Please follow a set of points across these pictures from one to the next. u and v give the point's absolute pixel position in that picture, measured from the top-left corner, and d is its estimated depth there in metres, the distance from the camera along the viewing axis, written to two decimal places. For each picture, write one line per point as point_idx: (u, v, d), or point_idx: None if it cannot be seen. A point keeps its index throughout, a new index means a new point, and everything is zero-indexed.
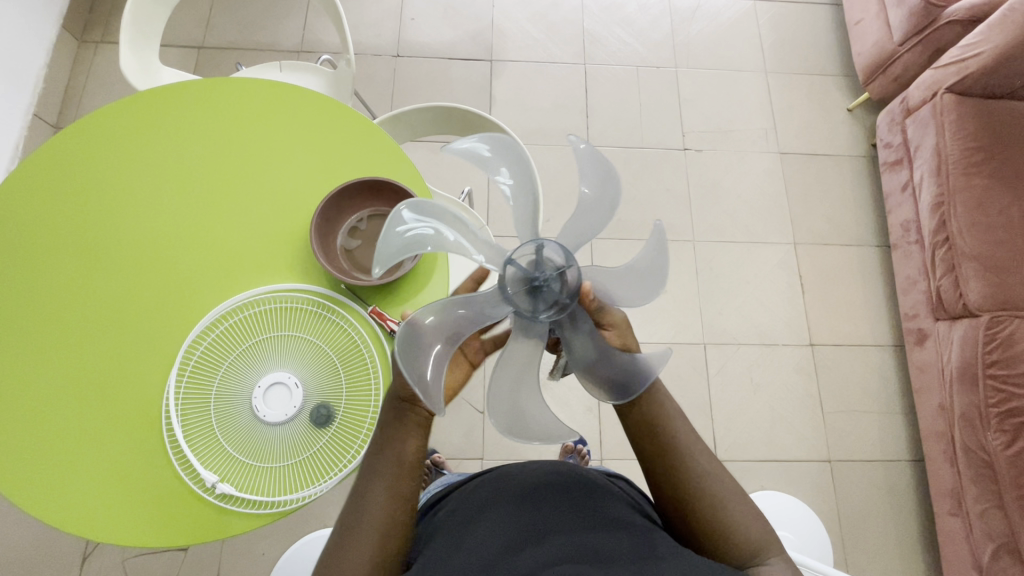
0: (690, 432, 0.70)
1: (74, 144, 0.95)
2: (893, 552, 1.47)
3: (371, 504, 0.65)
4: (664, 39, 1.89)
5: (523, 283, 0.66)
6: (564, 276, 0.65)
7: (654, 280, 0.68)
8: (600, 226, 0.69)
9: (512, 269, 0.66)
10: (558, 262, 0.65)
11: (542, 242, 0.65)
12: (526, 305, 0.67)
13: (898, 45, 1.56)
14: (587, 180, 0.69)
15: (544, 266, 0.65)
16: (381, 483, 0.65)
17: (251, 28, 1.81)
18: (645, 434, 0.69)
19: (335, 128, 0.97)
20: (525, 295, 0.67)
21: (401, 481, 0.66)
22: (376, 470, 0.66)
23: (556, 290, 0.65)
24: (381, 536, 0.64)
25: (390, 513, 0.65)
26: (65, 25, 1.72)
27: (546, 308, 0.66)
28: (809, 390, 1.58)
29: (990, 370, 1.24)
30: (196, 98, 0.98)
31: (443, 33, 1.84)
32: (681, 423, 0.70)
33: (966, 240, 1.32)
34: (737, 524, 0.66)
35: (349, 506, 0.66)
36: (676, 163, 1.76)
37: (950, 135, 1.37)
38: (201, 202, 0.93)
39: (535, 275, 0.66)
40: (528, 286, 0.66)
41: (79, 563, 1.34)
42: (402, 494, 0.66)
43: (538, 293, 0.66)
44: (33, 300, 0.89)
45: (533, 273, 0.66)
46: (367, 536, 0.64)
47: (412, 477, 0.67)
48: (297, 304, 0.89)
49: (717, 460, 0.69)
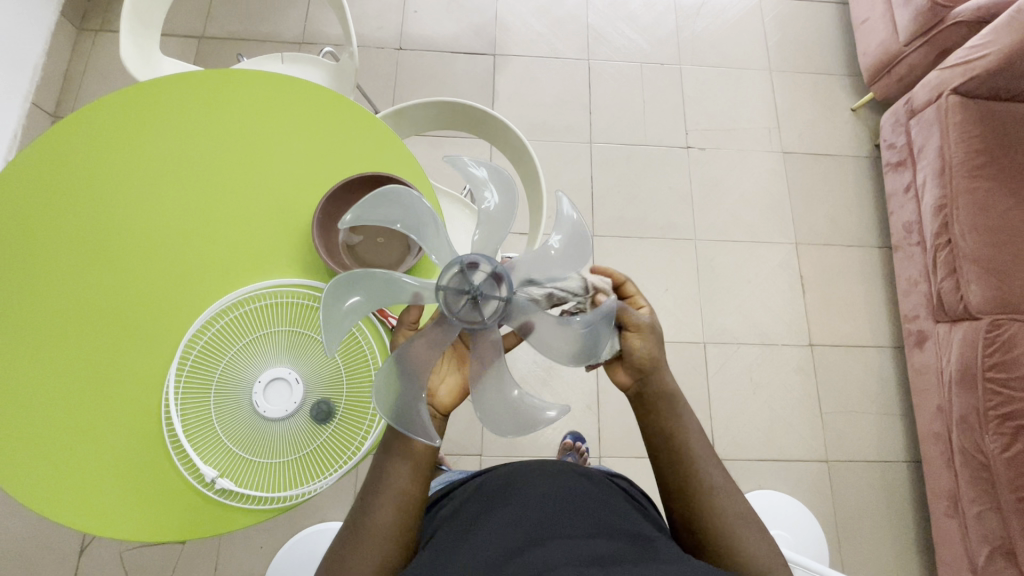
0: (702, 442, 0.71)
1: (74, 134, 0.94)
2: (888, 551, 1.48)
3: (379, 505, 0.66)
4: (669, 35, 1.88)
5: (462, 296, 0.65)
6: (497, 275, 0.65)
7: (577, 247, 0.67)
8: (510, 219, 0.69)
9: (444, 294, 0.65)
10: (484, 266, 0.65)
11: (460, 257, 0.64)
12: (471, 315, 0.66)
13: (904, 45, 1.55)
14: (479, 185, 0.68)
15: (472, 274, 0.65)
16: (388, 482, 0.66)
17: (252, 18, 1.79)
18: (661, 438, 0.70)
19: (339, 124, 0.96)
20: (469, 312, 0.66)
21: (409, 483, 0.67)
22: (385, 472, 0.67)
23: (490, 292, 0.65)
24: (388, 537, 0.65)
25: (397, 515, 0.66)
26: (63, 13, 1.70)
27: (489, 312, 0.66)
28: (808, 391, 1.58)
29: (990, 372, 1.24)
30: (198, 91, 0.96)
31: (446, 26, 1.83)
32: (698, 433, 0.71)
33: (969, 242, 1.32)
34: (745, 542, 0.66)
35: (358, 506, 0.67)
36: (679, 160, 1.76)
37: (955, 137, 1.37)
38: (202, 195, 0.92)
39: (470, 287, 0.65)
40: (468, 297, 0.65)
41: (76, 555, 1.34)
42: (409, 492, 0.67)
43: (477, 301, 0.65)
44: (32, 291, 0.88)
45: (468, 287, 0.65)
46: (375, 537, 0.64)
47: (421, 481, 0.67)
48: (297, 299, 0.89)
49: (727, 475, 0.70)
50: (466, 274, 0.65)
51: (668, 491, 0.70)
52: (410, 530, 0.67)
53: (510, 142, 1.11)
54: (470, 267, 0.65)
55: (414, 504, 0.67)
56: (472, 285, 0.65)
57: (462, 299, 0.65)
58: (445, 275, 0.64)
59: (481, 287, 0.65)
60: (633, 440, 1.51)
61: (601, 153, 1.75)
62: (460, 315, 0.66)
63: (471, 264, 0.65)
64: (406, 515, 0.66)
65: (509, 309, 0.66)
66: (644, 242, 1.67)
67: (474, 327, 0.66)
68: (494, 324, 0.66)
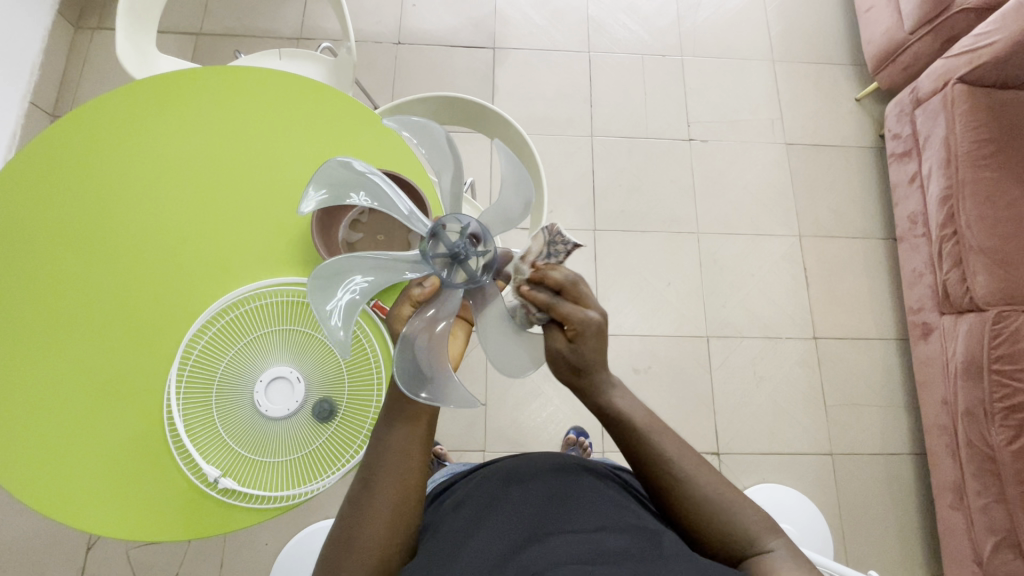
0: (679, 446, 0.68)
1: (73, 134, 0.93)
2: (893, 544, 1.48)
3: (383, 484, 0.64)
4: (670, 26, 1.86)
5: (447, 260, 0.59)
6: (474, 235, 0.59)
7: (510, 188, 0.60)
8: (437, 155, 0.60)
9: (428, 262, 0.60)
10: (454, 226, 0.58)
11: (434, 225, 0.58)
12: (462, 279, 0.61)
13: (909, 33, 1.53)
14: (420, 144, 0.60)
15: (449, 240, 0.58)
16: (383, 469, 0.64)
17: (250, 14, 1.78)
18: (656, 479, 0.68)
19: (338, 122, 0.96)
20: (461, 276, 0.60)
21: (412, 459, 0.65)
22: (384, 447, 0.65)
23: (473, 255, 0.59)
24: (394, 514, 0.64)
25: (401, 491, 0.64)
26: (60, 11, 1.69)
27: (477, 272, 0.60)
28: (812, 384, 1.57)
29: (996, 365, 1.23)
30: (196, 89, 0.96)
31: (445, 19, 1.81)
32: (694, 461, 0.67)
33: (975, 233, 1.30)
34: (773, 563, 0.61)
35: (355, 493, 0.64)
36: (681, 153, 1.74)
37: (961, 126, 1.35)
38: (200, 193, 0.92)
39: (449, 252, 0.59)
40: (451, 260, 0.59)
41: (83, 552, 1.35)
42: (409, 479, 0.65)
43: (463, 264, 0.59)
44: (34, 290, 0.88)
45: (447, 254, 0.59)
46: (377, 516, 0.63)
47: (420, 458, 0.66)
48: (298, 297, 0.88)
49: (710, 465, 0.68)
50: (440, 239, 0.59)
51: (673, 517, 0.68)
52: (412, 510, 0.66)
53: (509, 137, 1.10)
54: (440, 230, 0.58)
55: (414, 489, 0.66)
56: (449, 249, 0.59)
57: (442, 264, 0.60)
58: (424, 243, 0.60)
59: (461, 246, 0.58)
60: None
61: (602, 146, 1.73)
62: (450, 280, 0.61)
63: (441, 228, 0.58)
64: (404, 502, 0.65)
65: (493, 260, 0.61)
66: (646, 236, 1.66)
67: (469, 289, 0.61)
68: (486, 282, 0.61)
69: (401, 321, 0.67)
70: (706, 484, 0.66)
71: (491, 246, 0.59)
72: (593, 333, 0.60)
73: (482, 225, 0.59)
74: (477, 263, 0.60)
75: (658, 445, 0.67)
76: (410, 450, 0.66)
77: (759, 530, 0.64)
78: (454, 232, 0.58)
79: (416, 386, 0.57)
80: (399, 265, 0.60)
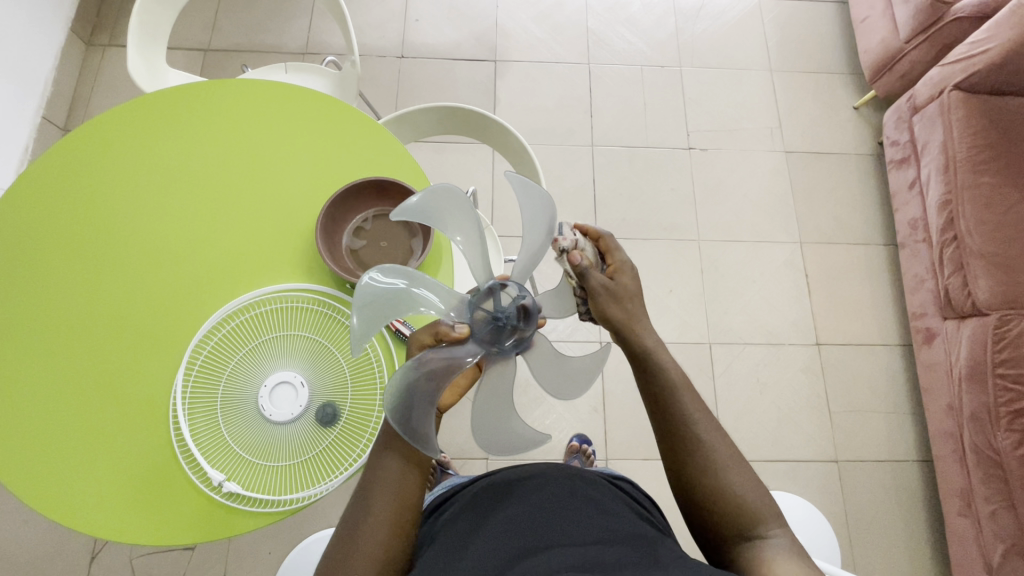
0: (705, 414, 0.69)
1: (85, 147, 0.96)
2: (901, 553, 1.46)
3: (379, 498, 0.65)
4: (669, 38, 1.89)
5: (489, 318, 0.65)
6: (524, 308, 0.66)
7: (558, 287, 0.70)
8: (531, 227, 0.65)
9: (472, 310, 0.65)
10: (511, 292, 0.66)
11: (496, 283, 0.65)
12: (490, 340, 0.65)
13: (905, 42, 1.55)
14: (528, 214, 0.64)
15: (501, 303, 0.65)
16: (383, 484, 0.66)
17: (256, 30, 1.82)
18: (674, 446, 0.68)
19: (345, 132, 0.98)
20: (490, 336, 0.65)
21: (411, 475, 0.67)
22: (383, 462, 0.67)
23: (514, 323, 0.66)
24: (391, 527, 0.65)
25: (397, 510, 0.65)
26: (72, 29, 1.74)
27: (509, 339, 0.66)
28: (816, 391, 1.57)
29: (999, 369, 1.23)
30: (205, 101, 0.98)
31: (447, 34, 1.85)
32: (716, 435, 0.68)
33: (975, 238, 1.31)
34: (771, 548, 0.62)
35: (354, 506, 0.66)
36: (681, 162, 1.76)
37: (958, 133, 1.36)
38: (208, 202, 0.94)
39: (493, 313, 0.65)
40: (492, 322, 0.65)
41: (87, 563, 1.35)
42: (409, 494, 0.67)
43: (501, 329, 0.65)
44: (43, 298, 0.90)
45: (492, 314, 0.65)
46: (375, 530, 0.64)
47: (419, 475, 0.68)
48: (301, 304, 0.90)
49: (726, 437, 0.68)
50: (494, 296, 0.65)
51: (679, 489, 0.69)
52: (410, 527, 0.67)
53: (510, 146, 1.12)
54: (499, 290, 0.65)
55: (412, 503, 0.67)
56: (493, 310, 0.65)
57: (481, 317, 0.65)
58: (476, 292, 0.66)
59: (505, 313, 0.65)
60: (639, 443, 1.50)
61: (603, 155, 1.75)
62: (479, 335, 0.64)
63: (501, 288, 0.65)
64: (403, 515, 0.66)
65: (524, 338, 0.68)
66: (647, 243, 1.67)
67: (490, 352, 0.66)
68: (507, 350, 0.67)
69: (420, 346, 0.64)
70: (722, 459, 0.67)
71: (531, 326, 0.67)
72: (626, 271, 0.69)
73: (534, 302, 0.67)
74: (511, 334, 0.66)
75: (685, 408, 0.68)
76: (409, 466, 0.67)
77: (762, 516, 0.64)
78: (507, 297, 0.66)
79: (402, 417, 0.59)
80: (448, 297, 0.64)
